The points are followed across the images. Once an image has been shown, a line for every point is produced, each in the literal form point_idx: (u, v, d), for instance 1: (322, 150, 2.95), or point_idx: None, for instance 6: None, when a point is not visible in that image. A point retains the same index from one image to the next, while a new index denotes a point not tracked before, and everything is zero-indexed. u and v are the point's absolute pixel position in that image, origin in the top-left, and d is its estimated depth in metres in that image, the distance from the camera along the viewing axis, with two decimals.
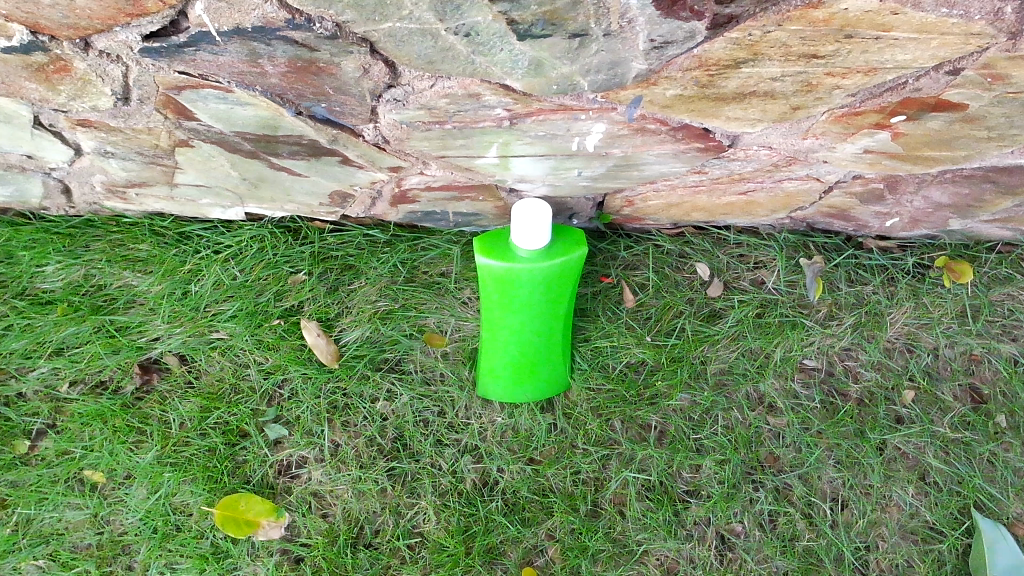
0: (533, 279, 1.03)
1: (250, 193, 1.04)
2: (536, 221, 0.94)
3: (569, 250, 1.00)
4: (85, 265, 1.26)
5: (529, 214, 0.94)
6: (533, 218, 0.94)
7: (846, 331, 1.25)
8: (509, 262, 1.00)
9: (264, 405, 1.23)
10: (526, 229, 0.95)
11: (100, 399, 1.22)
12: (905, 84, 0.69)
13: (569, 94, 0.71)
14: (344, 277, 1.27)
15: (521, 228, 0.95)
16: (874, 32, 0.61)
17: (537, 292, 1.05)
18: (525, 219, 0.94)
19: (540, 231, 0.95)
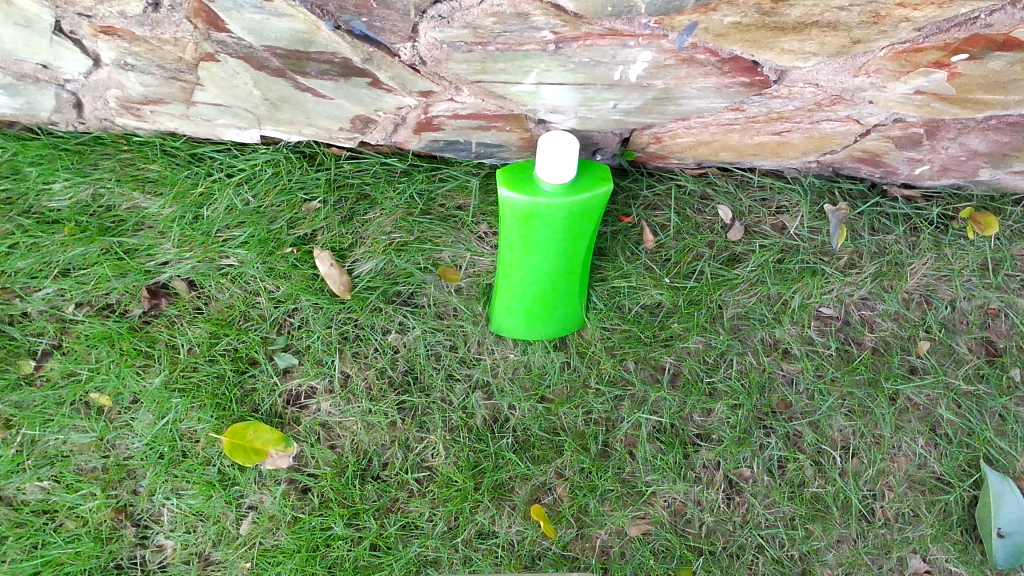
0: (559, 214, 1.00)
1: (269, 115, 1.01)
2: (560, 152, 0.91)
3: (597, 183, 0.97)
4: (93, 184, 1.21)
5: (555, 146, 0.91)
6: (558, 150, 0.91)
7: (866, 280, 1.22)
8: (534, 196, 0.97)
9: (274, 333, 1.21)
10: (549, 164, 0.93)
11: (107, 322, 1.20)
12: (976, 18, 0.67)
13: (621, 17, 0.69)
14: (360, 207, 1.23)
15: (544, 162, 0.93)
16: None
17: (561, 228, 1.03)
18: (551, 152, 0.91)
19: (563, 166, 0.92)
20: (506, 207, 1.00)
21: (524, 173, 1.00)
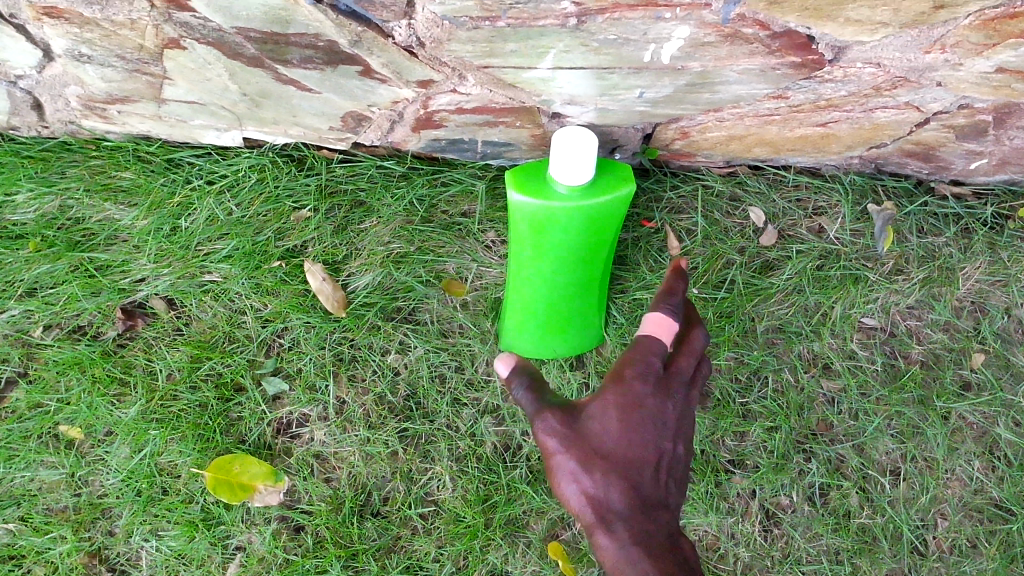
0: (576, 218, 0.88)
1: (250, 113, 0.90)
2: (578, 147, 0.79)
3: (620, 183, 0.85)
4: (60, 195, 1.10)
5: (570, 141, 0.79)
6: (575, 145, 0.79)
7: (913, 288, 1.09)
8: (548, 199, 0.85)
9: (262, 356, 1.10)
10: (565, 165, 0.81)
11: (78, 346, 1.09)
12: None
13: None
14: (355, 214, 1.11)
15: (557, 162, 0.81)
16: None
17: (578, 233, 0.91)
18: (566, 149, 0.80)
19: (580, 163, 0.80)
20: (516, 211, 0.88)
21: (536, 173, 0.88)
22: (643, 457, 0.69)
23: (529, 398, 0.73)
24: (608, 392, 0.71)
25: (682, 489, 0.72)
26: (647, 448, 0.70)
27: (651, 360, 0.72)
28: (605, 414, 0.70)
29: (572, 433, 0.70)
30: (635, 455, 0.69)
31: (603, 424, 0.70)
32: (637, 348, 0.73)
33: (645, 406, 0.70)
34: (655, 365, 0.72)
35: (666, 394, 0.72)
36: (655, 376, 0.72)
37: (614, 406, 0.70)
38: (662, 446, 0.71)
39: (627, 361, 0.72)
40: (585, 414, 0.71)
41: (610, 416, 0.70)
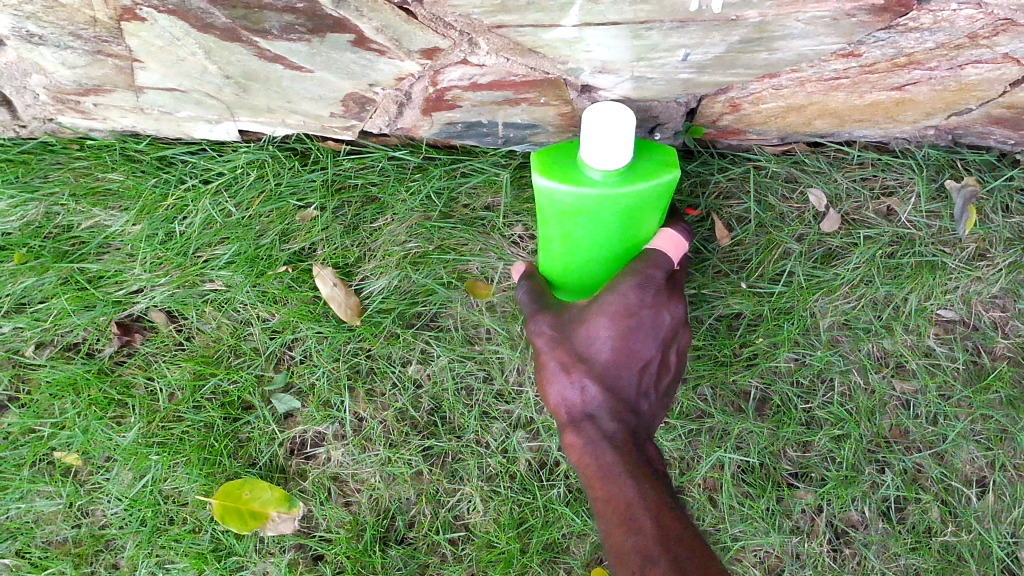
0: (614, 207, 0.76)
1: (240, 101, 0.80)
2: (615, 125, 0.67)
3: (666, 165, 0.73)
4: (43, 200, 0.99)
5: (606, 117, 0.67)
6: (612, 122, 0.67)
7: (999, 274, 0.95)
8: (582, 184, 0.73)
9: (272, 370, 1.00)
10: (599, 147, 0.69)
11: (72, 366, 0.99)
12: None
13: None
14: (366, 212, 0.99)
15: (589, 140, 0.69)
16: None
17: (616, 225, 0.79)
18: (601, 127, 0.68)
19: (616, 144, 0.69)
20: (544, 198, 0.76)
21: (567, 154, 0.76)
22: (623, 360, 0.78)
23: (536, 301, 0.84)
24: (604, 301, 0.78)
25: (662, 396, 0.81)
26: (628, 356, 0.77)
27: (651, 273, 0.77)
28: (595, 319, 0.78)
29: (562, 335, 0.79)
30: (615, 357, 0.78)
31: (594, 328, 0.78)
32: (639, 263, 0.78)
33: (637, 316, 0.76)
34: (658, 277, 0.77)
35: (661, 305, 0.77)
36: (653, 289, 0.77)
37: (607, 315, 0.77)
38: (646, 354, 0.78)
39: (625, 274, 0.77)
40: (577, 317, 0.79)
41: (602, 322, 0.77)
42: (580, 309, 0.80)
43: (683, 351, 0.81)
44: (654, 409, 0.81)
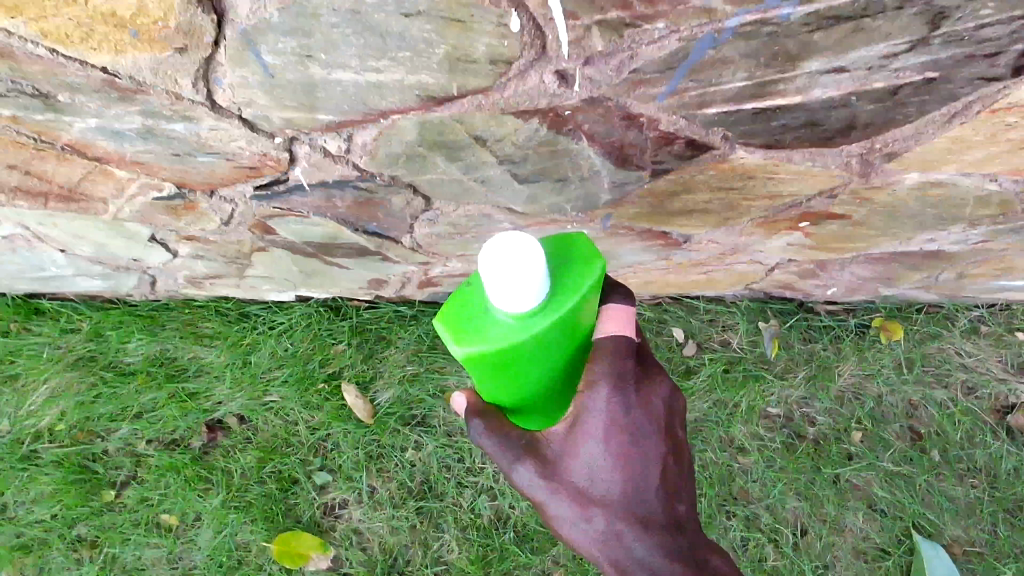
0: (557, 326, 0.67)
1: (304, 281, 1.29)
2: (517, 258, 0.60)
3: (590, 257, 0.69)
4: (162, 342, 1.48)
5: (504, 246, 0.60)
6: (514, 255, 0.60)
7: (800, 382, 1.45)
8: (516, 329, 0.66)
9: (312, 456, 1.45)
10: (506, 284, 0.61)
11: (174, 454, 1.44)
12: (801, 203, 0.83)
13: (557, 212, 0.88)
14: (378, 346, 1.50)
15: (492, 284, 0.62)
16: (768, 174, 0.76)
17: (561, 338, 0.70)
18: (499, 266, 0.60)
19: (533, 288, 0.63)
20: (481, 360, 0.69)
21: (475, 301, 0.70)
22: (630, 469, 0.73)
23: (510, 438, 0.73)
24: (587, 418, 0.73)
25: (684, 481, 0.78)
26: (640, 463, 0.74)
27: (624, 364, 0.73)
28: (585, 438, 0.73)
29: (558, 479, 0.72)
30: (620, 466, 0.73)
31: (587, 453, 0.73)
32: (600, 362, 0.72)
33: (628, 417, 0.74)
34: (631, 370, 0.73)
35: (638, 399, 0.74)
36: (632, 375, 0.73)
37: (599, 432, 0.73)
38: (654, 451, 0.75)
39: (594, 379, 0.72)
40: (563, 445, 0.74)
41: (596, 444, 0.73)
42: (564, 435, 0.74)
43: (684, 427, 0.80)
44: (686, 506, 0.77)
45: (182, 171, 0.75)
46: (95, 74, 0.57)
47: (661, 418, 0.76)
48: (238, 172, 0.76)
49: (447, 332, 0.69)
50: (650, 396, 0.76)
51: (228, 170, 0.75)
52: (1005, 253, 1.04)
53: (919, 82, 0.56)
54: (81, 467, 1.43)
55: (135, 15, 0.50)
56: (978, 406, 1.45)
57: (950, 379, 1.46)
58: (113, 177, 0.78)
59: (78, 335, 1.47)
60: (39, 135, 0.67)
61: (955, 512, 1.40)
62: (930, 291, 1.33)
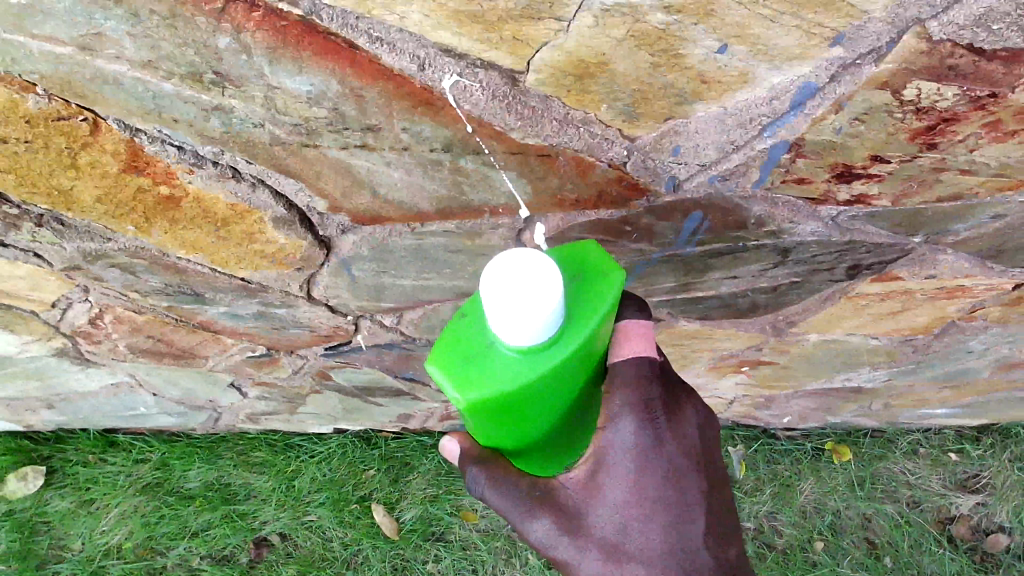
0: (575, 365, 0.57)
1: (345, 416, 1.47)
2: (531, 279, 0.49)
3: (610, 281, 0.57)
4: (219, 469, 1.54)
5: (517, 265, 0.50)
6: (526, 273, 0.50)
7: (767, 498, 1.51)
8: (525, 374, 0.55)
9: (345, 570, 1.47)
10: (512, 322, 0.51)
11: (223, 569, 1.47)
12: (741, 331, 0.98)
13: None
14: (402, 471, 1.53)
15: (495, 316, 0.51)
16: (702, 317, 0.93)
17: (579, 371, 0.59)
18: (505, 290, 0.50)
19: (544, 322, 0.52)
20: (486, 409, 0.57)
21: (471, 335, 0.57)
22: (660, 516, 0.63)
23: (516, 488, 0.65)
24: (606, 457, 0.63)
25: (724, 518, 0.67)
26: (676, 502, 0.64)
27: (648, 388, 0.62)
28: (605, 482, 0.63)
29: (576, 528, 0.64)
30: (649, 516, 0.63)
31: (613, 497, 0.63)
32: (619, 392, 0.62)
33: (662, 452, 0.63)
34: (659, 397, 0.63)
35: (667, 431, 0.64)
36: (658, 402, 0.63)
37: (627, 472, 0.63)
38: (690, 487, 0.65)
39: (616, 412, 0.62)
40: (582, 491, 0.64)
41: (623, 485, 0.63)
42: (579, 478, 0.65)
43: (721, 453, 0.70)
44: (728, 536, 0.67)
45: (276, 339, 1.02)
46: (235, 282, 0.84)
47: (694, 448, 0.66)
48: (314, 338, 1.02)
49: (443, 378, 0.56)
50: (679, 424, 0.65)
51: (308, 337, 1.02)
52: (916, 389, 1.29)
53: (790, 283, 0.82)
54: None
55: (277, 251, 0.76)
56: (921, 517, 1.49)
57: (901, 493, 1.50)
58: (223, 343, 1.04)
59: (145, 463, 1.54)
60: (181, 317, 0.95)
61: None
62: (867, 416, 1.45)
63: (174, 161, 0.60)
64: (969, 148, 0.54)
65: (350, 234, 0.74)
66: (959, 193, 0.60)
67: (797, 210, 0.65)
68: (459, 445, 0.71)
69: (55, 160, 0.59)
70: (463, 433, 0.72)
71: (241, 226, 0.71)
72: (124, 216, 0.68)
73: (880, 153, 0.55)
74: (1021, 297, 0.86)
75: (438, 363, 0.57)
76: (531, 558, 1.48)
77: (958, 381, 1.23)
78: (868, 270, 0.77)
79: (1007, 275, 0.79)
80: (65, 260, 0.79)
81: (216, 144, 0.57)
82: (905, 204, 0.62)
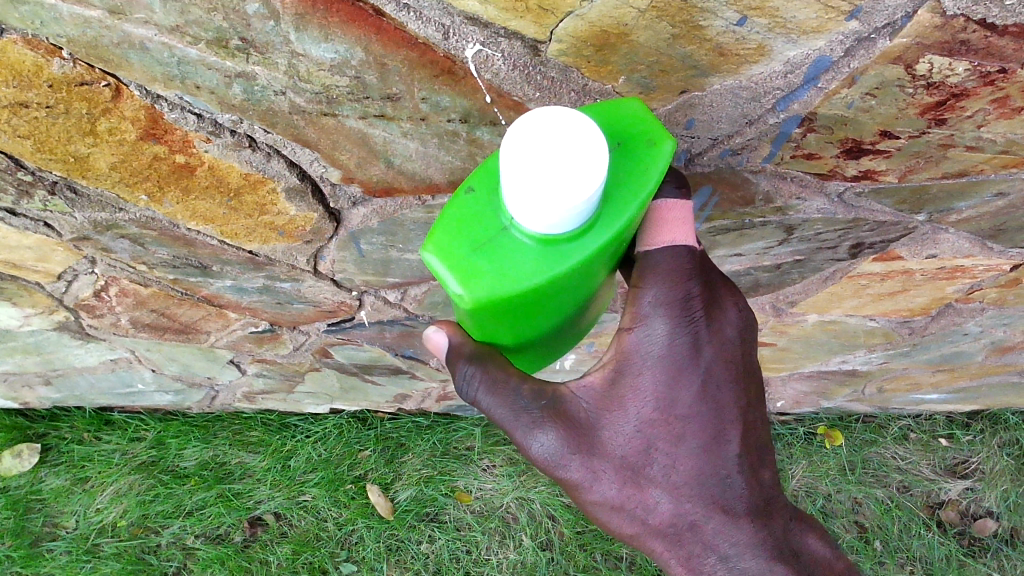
0: (593, 260, 0.53)
1: (341, 394, 1.46)
2: (563, 150, 0.45)
3: (650, 167, 0.51)
4: (214, 448, 1.50)
5: (549, 127, 0.44)
6: (558, 139, 0.45)
7: None
8: (535, 272, 0.51)
9: (338, 549, 1.45)
10: (530, 206, 0.47)
11: (220, 547, 1.44)
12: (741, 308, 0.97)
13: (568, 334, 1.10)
14: (397, 452, 1.51)
15: (510, 192, 0.47)
16: None
17: (601, 264, 0.55)
18: (528, 162, 0.45)
19: (575, 213, 0.47)
20: (489, 306, 0.53)
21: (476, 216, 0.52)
22: (682, 427, 0.67)
23: (525, 401, 0.65)
24: (631, 362, 0.65)
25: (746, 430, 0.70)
26: (702, 410, 0.67)
27: (683, 290, 0.63)
28: (628, 387, 0.65)
29: (590, 440, 0.66)
30: (670, 426, 0.66)
31: (635, 406, 0.65)
32: (654, 289, 0.62)
33: (690, 360, 0.65)
34: (692, 297, 0.64)
35: (700, 336, 0.65)
36: (693, 307, 0.64)
37: (654, 378, 0.65)
38: (719, 397, 0.67)
39: (646, 313, 0.63)
40: (603, 398, 0.66)
41: (645, 393, 0.65)
42: (596, 384, 0.66)
43: (752, 347, 0.71)
44: (748, 448, 0.71)
45: (280, 314, 1.03)
46: (243, 254, 0.84)
47: (725, 347, 0.67)
48: (318, 313, 1.03)
49: (442, 270, 0.52)
50: (712, 325, 0.66)
51: (312, 312, 1.03)
52: (909, 372, 1.30)
53: (793, 261, 0.83)
54: (136, 558, 1.43)
55: (286, 222, 0.76)
56: (911, 502, 1.50)
57: (890, 478, 1.52)
58: (226, 318, 1.05)
59: (140, 442, 1.50)
60: (187, 290, 0.95)
61: None
62: (858, 401, 1.47)
63: (192, 129, 0.61)
64: (977, 124, 0.55)
65: (360, 206, 0.74)
66: (964, 170, 0.62)
67: (804, 186, 0.66)
68: (446, 338, 0.66)
69: (74, 126, 0.59)
70: (450, 325, 0.67)
71: (253, 196, 0.71)
72: (138, 186, 0.69)
73: (890, 129, 0.56)
74: (1017, 279, 0.88)
75: (438, 250, 0.52)
76: (525, 539, 1.47)
77: (951, 365, 1.25)
78: (870, 249, 0.79)
79: (1006, 255, 0.81)
80: (74, 230, 0.80)
81: (235, 113, 0.59)
82: (911, 180, 0.64)
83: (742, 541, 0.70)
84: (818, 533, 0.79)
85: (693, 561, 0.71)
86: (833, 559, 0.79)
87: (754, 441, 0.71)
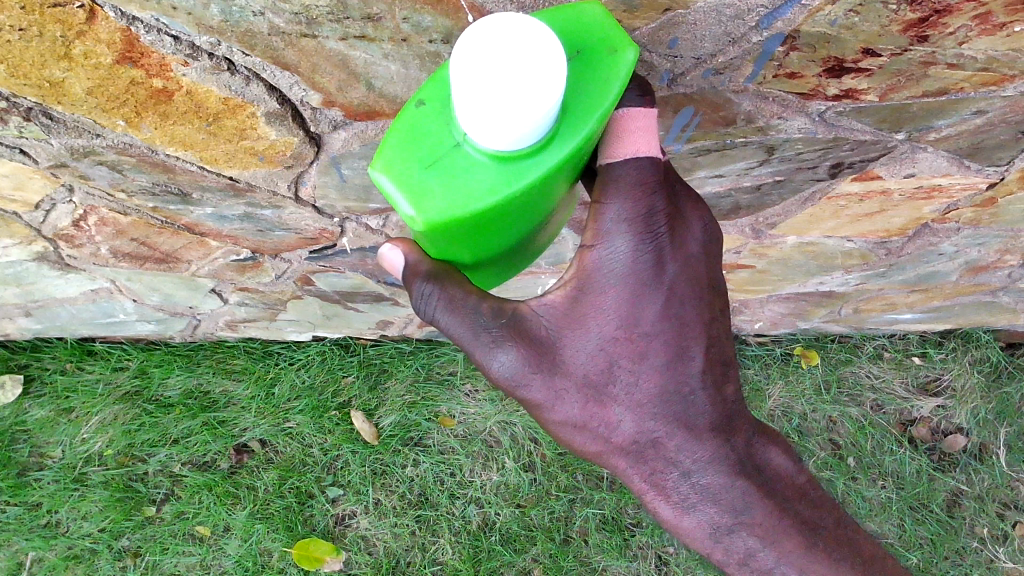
0: (551, 178, 0.53)
1: (324, 322, 1.47)
2: (517, 64, 0.44)
3: (613, 72, 0.52)
4: (197, 377, 1.51)
5: (500, 34, 0.43)
6: (512, 51, 0.43)
7: None
8: (493, 191, 0.51)
9: (325, 473, 1.46)
10: (485, 117, 0.46)
11: (206, 474, 1.45)
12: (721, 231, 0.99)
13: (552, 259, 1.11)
14: (380, 377, 1.53)
15: (464, 102, 0.46)
16: None
17: (559, 178, 0.55)
18: (481, 71, 0.44)
19: (531, 124, 0.47)
20: (444, 228, 0.53)
21: (427, 136, 0.52)
22: (642, 344, 0.68)
23: (484, 320, 0.66)
24: (594, 280, 0.65)
25: (708, 343, 0.71)
26: (663, 325, 0.68)
27: (646, 207, 0.62)
28: (590, 306, 0.66)
29: (551, 359, 0.68)
30: (630, 345, 0.67)
31: (596, 325, 0.66)
32: (616, 202, 0.61)
33: (651, 278, 0.65)
34: (656, 212, 0.63)
35: (664, 251, 0.65)
36: (657, 223, 0.63)
37: (615, 296, 0.65)
38: (678, 313, 0.68)
39: (608, 231, 0.63)
40: (565, 316, 0.67)
41: (606, 311, 0.66)
42: (556, 303, 0.67)
43: (716, 260, 0.71)
44: (711, 359, 0.72)
45: (261, 242, 1.03)
46: (223, 180, 0.83)
47: (689, 263, 0.68)
48: (301, 240, 1.03)
49: (394, 191, 0.52)
50: (675, 241, 0.66)
51: (294, 240, 1.03)
52: (886, 292, 1.32)
53: (773, 182, 0.84)
54: (124, 485, 1.44)
55: (267, 147, 0.76)
56: (884, 420, 1.54)
57: (863, 397, 1.55)
58: (207, 246, 1.05)
59: (123, 372, 1.50)
60: (167, 218, 0.95)
61: (871, 509, 1.49)
62: (836, 322, 1.50)
63: (169, 52, 0.60)
64: (959, 40, 0.55)
65: (341, 130, 0.74)
66: (944, 88, 0.62)
67: (786, 105, 0.66)
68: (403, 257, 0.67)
69: (48, 50, 0.58)
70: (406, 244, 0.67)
71: (232, 121, 0.70)
72: (116, 111, 0.68)
73: (872, 46, 0.56)
74: (993, 198, 0.89)
75: (388, 170, 0.52)
76: (507, 461, 1.49)
77: (926, 285, 1.27)
78: (850, 168, 0.80)
79: (982, 173, 0.82)
80: (51, 157, 0.79)
81: (213, 35, 0.58)
82: (892, 99, 0.64)
83: (704, 456, 0.74)
84: (780, 447, 0.81)
85: (655, 476, 0.74)
86: (794, 473, 0.82)
87: (717, 355, 0.73)
